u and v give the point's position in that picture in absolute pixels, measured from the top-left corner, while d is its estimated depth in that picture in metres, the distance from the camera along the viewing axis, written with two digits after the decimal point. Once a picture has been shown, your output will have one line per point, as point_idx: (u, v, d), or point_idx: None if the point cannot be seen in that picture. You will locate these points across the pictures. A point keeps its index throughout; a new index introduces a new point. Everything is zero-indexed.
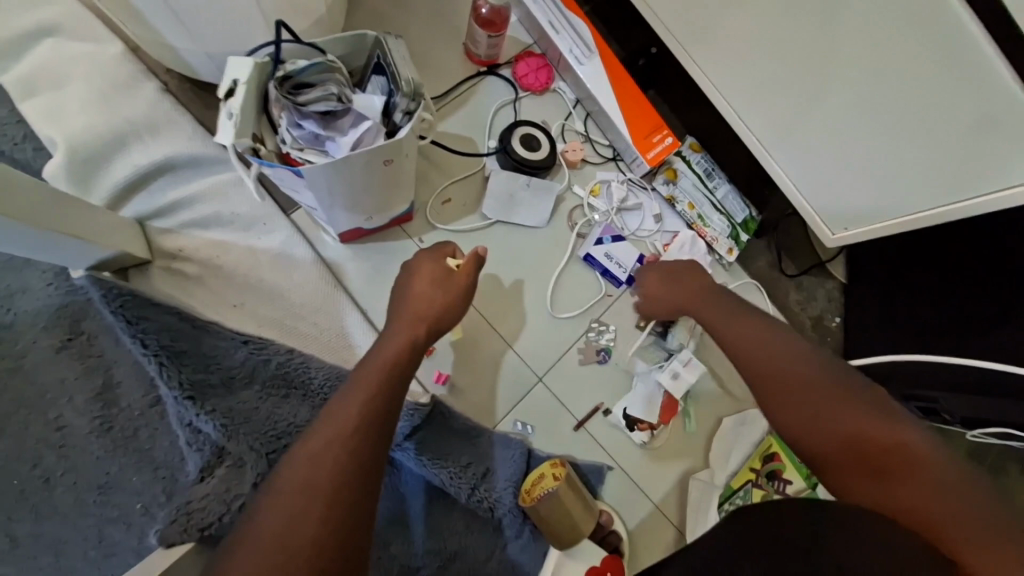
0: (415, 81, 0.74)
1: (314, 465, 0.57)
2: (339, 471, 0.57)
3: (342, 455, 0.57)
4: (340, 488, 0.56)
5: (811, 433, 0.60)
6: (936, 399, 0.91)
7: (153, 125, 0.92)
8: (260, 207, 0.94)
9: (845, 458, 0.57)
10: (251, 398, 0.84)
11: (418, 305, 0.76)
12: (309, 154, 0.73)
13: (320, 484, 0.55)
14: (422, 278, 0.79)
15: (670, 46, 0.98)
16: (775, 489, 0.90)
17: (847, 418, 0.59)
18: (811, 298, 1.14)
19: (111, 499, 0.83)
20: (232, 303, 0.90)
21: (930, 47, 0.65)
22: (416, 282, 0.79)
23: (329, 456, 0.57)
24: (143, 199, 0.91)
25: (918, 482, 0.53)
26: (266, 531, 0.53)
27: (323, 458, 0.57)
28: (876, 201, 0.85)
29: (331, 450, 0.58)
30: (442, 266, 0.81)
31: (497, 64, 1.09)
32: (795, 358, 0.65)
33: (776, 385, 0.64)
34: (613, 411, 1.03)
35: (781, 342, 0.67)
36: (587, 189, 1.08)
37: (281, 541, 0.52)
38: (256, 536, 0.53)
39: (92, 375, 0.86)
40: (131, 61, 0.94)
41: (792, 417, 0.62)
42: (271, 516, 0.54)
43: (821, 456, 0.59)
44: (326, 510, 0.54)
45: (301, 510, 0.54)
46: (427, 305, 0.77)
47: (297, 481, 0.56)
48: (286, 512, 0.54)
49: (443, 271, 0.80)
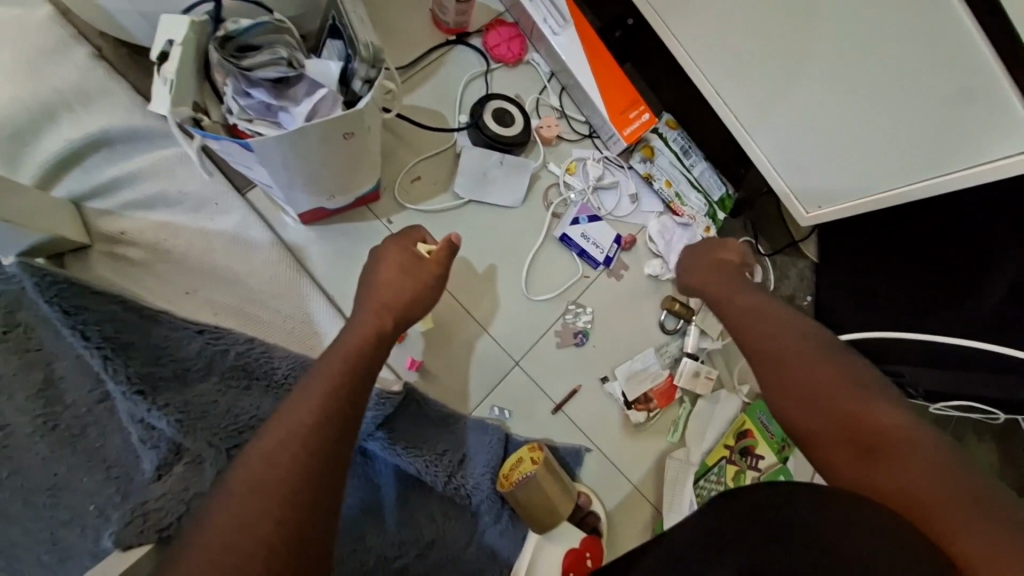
0: (373, 46, 0.68)
1: (269, 463, 0.53)
2: (298, 468, 0.54)
3: (300, 452, 0.54)
4: (298, 486, 0.53)
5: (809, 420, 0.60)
6: (902, 373, 0.93)
7: (86, 96, 0.83)
8: (210, 186, 0.87)
9: (840, 445, 0.57)
10: (208, 391, 0.79)
11: (386, 293, 0.73)
12: (259, 126, 0.67)
13: (276, 482, 0.52)
14: (389, 265, 0.76)
15: (647, 16, 0.94)
16: (749, 465, 0.98)
17: (849, 402, 0.58)
18: (784, 276, 1.15)
19: (62, 501, 0.76)
20: (185, 291, 0.84)
21: (907, 16, 0.63)
22: (383, 269, 0.76)
23: (286, 454, 0.54)
24: (78, 177, 0.83)
25: (902, 461, 0.52)
26: (215, 533, 0.49)
27: (279, 456, 0.54)
28: (851, 178, 0.85)
29: (289, 446, 0.54)
30: (409, 251, 0.77)
31: (467, 33, 1.03)
32: (798, 344, 0.65)
33: (780, 371, 0.64)
34: (612, 379, 1.03)
35: (784, 330, 0.68)
36: (563, 167, 1.04)
37: (231, 544, 0.49)
38: (203, 539, 0.49)
39: (31, 370, 0.79)
40: (59, 23, 0.84)
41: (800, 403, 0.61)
42: (221, 517, 0.50)
43: (818, 441, 0.59)
44: (282, 510, 0.51)
45: (255, 509, 0.51)
46: (394, 294, 0.73)
47: (250, 480, 0.52)
48: (238, 513, 0.50)
49: (411, 257, 0.77)
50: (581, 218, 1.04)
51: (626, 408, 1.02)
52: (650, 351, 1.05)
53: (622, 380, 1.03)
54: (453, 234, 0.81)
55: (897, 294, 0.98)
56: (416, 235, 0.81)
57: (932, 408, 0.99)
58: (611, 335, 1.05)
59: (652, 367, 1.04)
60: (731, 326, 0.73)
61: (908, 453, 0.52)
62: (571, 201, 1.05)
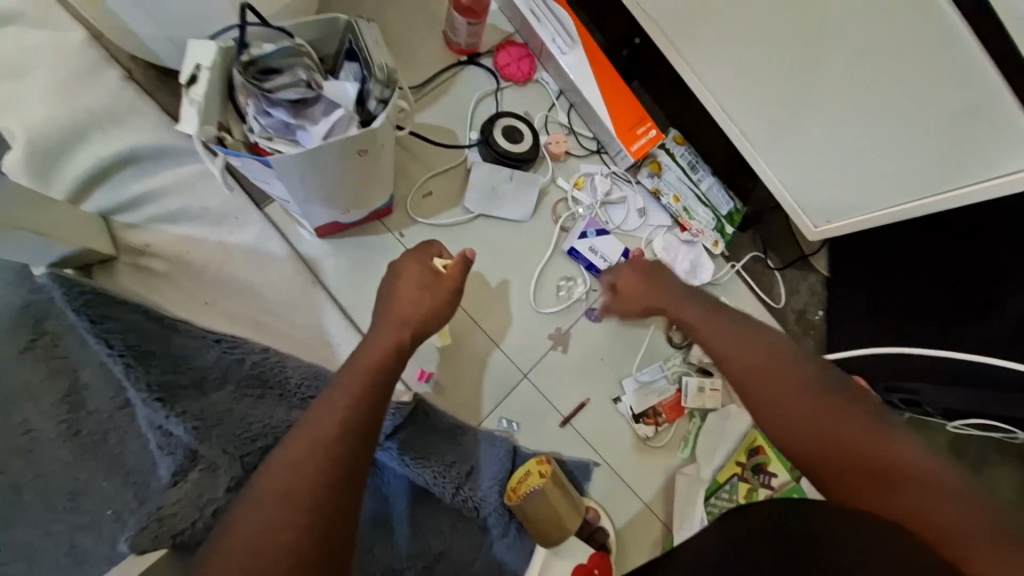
0: (388, 67, 0.71)
1: (294, 472, 0.55)
2: (322, 478, 0.55)
3: (325, 462, 0.56)
4: (322, 496, 0.54)
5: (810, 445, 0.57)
6: (918, 392, 0.93)
7: (117, 115, 0.88)
8: (230, 201, 0.90)
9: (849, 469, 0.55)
10: (224, 399, 0.80)
11: (405, 308, 0.74)
12: (278, 144, 0.70)
13: (301, 492, 0.54)
14: (408, 280, 0.77)
15: (653, 35, 0.96)
16: (761, 483, 0.94)
17: (837, 426, 0.57)
18: (794, 291, 1.14)
19: (82, 505, 0.79)
20: (205, 301, 0.87)
21: (909, 34, 0.64)
22: (402, 284, 0.77)
23: (310, 465, 0.56)
24: (107, 192, 0.87)
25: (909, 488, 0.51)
26: (243, 540, 0.51)
27: (304, 466, 0.55)
28: (860, 192, 0.85)
29: (313, 456, 0.56)
30: (427, 267, 0.79)
31: (478, 53, 1.07)
32: (787, 367, 0.62)
33: (756, 392, 0.62)
34: (623, 400, 1.03)
35: (770, 354, 0.64)
36: (571, 182, 1.06)
37: (258, 550, 0.51)
38: (232, 546, 0.51)
39: (57, 377, 0.82)
40: (94, 48, 0.89)
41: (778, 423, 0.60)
42: (250, 524, 0.52)
43: (807, 466, 0.58)
44: (306, 520, 0.53)
45: (280, 518, 0.52)
46: (413, 309, 0.74)
47: (277, 489, 0.54)
48: (264, 520, 0.52)
49: (429, 273, 0.78)
50: (588, 231, 1.05)
51: (636, 423, 1.02)
52: (656, 364, 1.05)
53: (631, 394, 1.02)
54: (467, 249, 0.84)
55: (909, 307, 0.97)
56: (434, 250, 0.82)
57: (949, 425, 0.98)
58: (620, 348, 1.05)
59: (659, 382, 1.04)
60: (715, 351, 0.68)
61: (908, 469, 0.52)
62: (579, 216, 1.06)
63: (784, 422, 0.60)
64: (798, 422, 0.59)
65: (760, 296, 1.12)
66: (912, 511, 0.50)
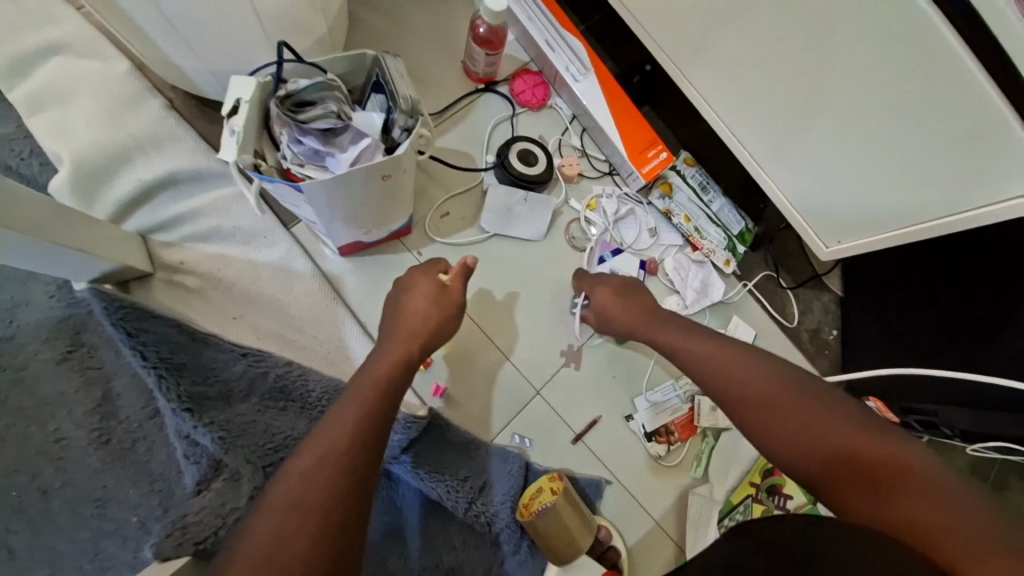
0: (412, 98, 0.76)
1: (305, 483, 0.58)
2: (332, 487, 0.58)
3: (335, 472, 0.59)
4: (333, 505, 0.57)
5: (800, 456, 0.61)
6: (933, 413, 0.93)
7: (157, 140, 0.93)
8: (260, 221, 0.95)
9: (838, 478, 0.58)
10: (248, 410, 0.84)
11: (412, 322, 0.78)
12: (309, 170, 0.75)
13: (312, 500, 0.57)
14: (417, 293, 0.81)
15: (662, 61, 1.00)
16: (775, 504, 0.95)
17: (826, 432, 0.60)
18: (807, 310, 1.15)
19: (108, 512, 0.82)
20: (233, 316, 0.91)
21: (914, 62, 0.66)
22: (411, 297, 0.81)
23: (321, 474, 0.58)
24: (146, 213, 0.92)
25: (898, 500, 0.54)
26: (257, 548, 0.54)
27: (315, 475, 0.58)
28: (871, 214, 0.86)
29: (324, 467, 0.59)
30: (434, 281, 0.82)
31: (495, 81, 1.11)
32: (772, 380, 0.66)
33: (748, 399, 0.66)
34: (634, 417, 1.04)
35: (757, 368, 0.68)
36: (584, 203, 1.09)
37: (272, 557, 0.54)
38: (248, 554, 0.54)
39: (91, 387, 0.86)
40: (137, 78, 0.95)
41: (766, 422, 0.64)
42: (264, 533, 0.55)
43: (802, 478, 0.61)
44: (317, 528, 0.55)
45: (293, 527, 0.55)
46: (420, 322, 0.78)
47: (290, 498, 0.57)
48: (278, 529, 0.55)
49: (436, 286, 0.82)
50: (606, 256, 1.09)
51: (648, 441, 1.03)
52: (668, 383, 1.06)
53: (643, 413, 1.03)
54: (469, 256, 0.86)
55: (925, 327, 0.97)
56: (440, 265, 0.85)
57: (969, 447, 0.94)
58: (632, 365, 1.06)
59: (671, 400, 1.05)
60: (699, 366, 0.72)
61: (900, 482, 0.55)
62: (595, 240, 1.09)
63: (776, 425, 0.63)
64: (788, 425, 0.62)
65: (773, 314, 1.13)
66: (906, 520, 0.52)
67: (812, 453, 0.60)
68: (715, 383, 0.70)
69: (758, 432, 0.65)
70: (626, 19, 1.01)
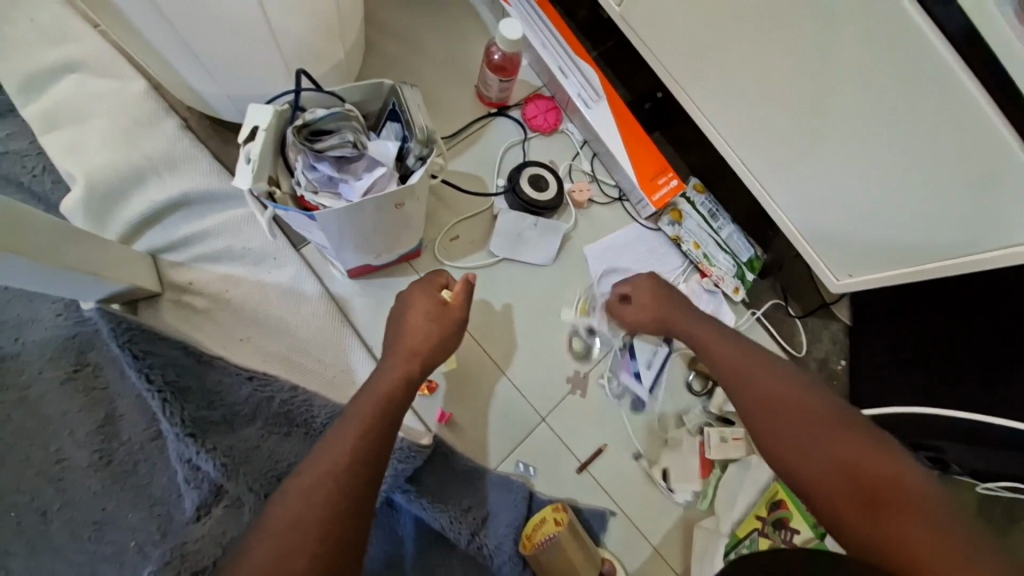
0: (428, 128, 0.76)
1: (306, 500, 0.58)
2: (332, 504, 0.58)
3: (335, 491, 0.59)
4: (333, 525, 0.57)
5: (812, 478, 0.60)
6: (942, 449, 0.91)
7: (170, 160, 0.94)
8: (271, 243, 0.94)
9: (849, 501, 0.58)
10: (251, 436, 0.83)
11: (413, 339, 0.77)
12: (323, 197, 0.75)
13: (312, 517, 0.57)
14: (417, 312, 0.79)
15: (664, 80, 0.98)
16: (782, 539, 0.90)
17: (842, 453, 0.60)
18: (815, 339, 1.13)
19: (106, 536, 0.81)
20: (239, 337, 0.90)
21: (932, 109, 0.65)
22: (411, 315, 0.79)
23: (321, 493, 0.58)
24: (158, 233, 0.92)
25: (904, 523, 0.54)
26: (256, 566, 0.54)
27: (315, 494, 0.58)
28: (884, 253, 0.84)
29: (324, 485, 0.59)
30: (435, 299, 0.81)
31: (507, 105, 1.12)
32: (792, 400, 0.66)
33: (770, 418, 0.65)
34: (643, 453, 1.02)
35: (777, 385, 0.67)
36: (575, 309, 1.06)
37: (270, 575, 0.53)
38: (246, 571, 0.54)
39: (95, 407, 0.85)
40: (153, 97, 0.96)
41: (775, 444, 0.64)
42: (263, 552, 0.55)
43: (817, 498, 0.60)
44: (317, 545, 0.56)
45: (294, 545, 0.55)
46: (420, 341, 0.77)
47: (291, 516, 0.57)
48: (278, 547, 0.55)
49: (436, 303, 0.80)
50: (632, 363, 1.05)
51: (645, 468, 1.02)
52: (671, 411, 1.05)
53: (642, 443, 1.03)
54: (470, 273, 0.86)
55: (929, 361, 0.97)
56: (440, 281, 0.83)
57: (979, 485, 0.88)
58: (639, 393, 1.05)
59: (677, 434, 1.04)
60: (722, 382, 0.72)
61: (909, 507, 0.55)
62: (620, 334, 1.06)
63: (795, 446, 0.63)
64: (792, 448, 0.63)
65: (781, 343, 1.12)
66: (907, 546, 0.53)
67: (824, 474, 0.60)
68: (738, 399, 0.69)
69: (763, 449, 0.66)
70: (630, 38, 0.98)
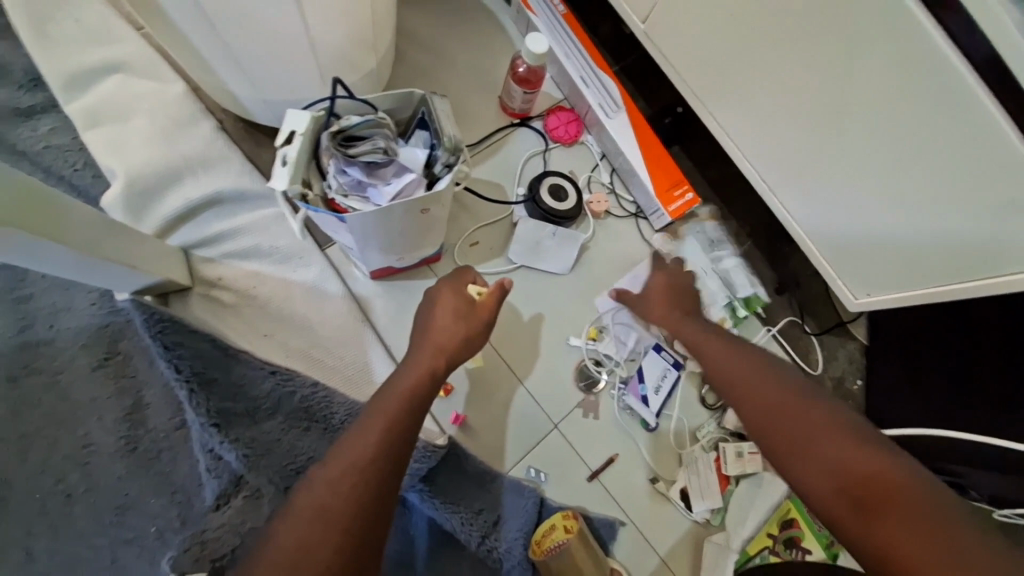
0: (456, 138, 0.80)
1: (331, 489, 0.59)
2: (356, 496, 0.59)
3: (358, 483, 0.60)
4: (354, 517, 0.58)
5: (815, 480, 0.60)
6: (960, 474, 0.89)
7: (206, 161, 0.98)
8: (298, 242, 0.98)
9: (848, 510, 0.57)
10: (273, 429, 0.85)
11: (441, 336, 0.78)
12: (352, 200, 0.78)
13: (337, 510, 0.58)
14: (445, 309, 0.82)
15: (686, 95, 0.99)
16: (793, 558, 0.88)
17: (854, 463, 0.59)
18: (831, 358, 1.13)
19: (127, 520, 0.83)
20: (264, 333, 0.93)
21: (954, 131, 0.65)
22: (439, 313, 0.81)
23: (345, 485, 0.60)
24: (191, 229, 0.96)
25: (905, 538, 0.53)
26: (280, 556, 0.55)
27: (339, 485, 0.60)
28: (905, 272, 0.83)
29: (348, 478, 0.60)
30: (464, 298, 0.83)
31: (530, 116, 1.15)
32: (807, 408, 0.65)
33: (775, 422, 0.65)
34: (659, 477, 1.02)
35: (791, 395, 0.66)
36: (584, 337, 1.05)
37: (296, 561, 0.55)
38: (271, 558, 0.56)
39: (123, 395, 0.88)
40: (192, 100, 1.00)
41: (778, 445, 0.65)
42: (290, 539, 0.57)
43: (822, 505, 0.59)
44: (339, 539, 0.57)
45: (319, 534, 0.57)
46: (446, 337, 0.79)
47: (315, 505, 0.58)
48: (302, 536, 0.57)
49: (465, 302, 0.83)
50: (639, 386, 1.04)
51: (652, 480, 1.02)
52: (683, 423, 1.05)
53: (647, 453, 1.03)
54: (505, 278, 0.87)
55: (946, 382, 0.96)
56: (468, 279, 0.86)
57: (996, 512, 0.86)
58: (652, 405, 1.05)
59: (689, 450, 1.03)
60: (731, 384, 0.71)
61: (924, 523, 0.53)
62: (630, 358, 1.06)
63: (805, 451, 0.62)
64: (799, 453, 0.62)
65: (796, 361, 1.12)
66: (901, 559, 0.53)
67: (832, 482, 0.59)
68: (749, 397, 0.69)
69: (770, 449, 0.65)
70: (653, 53, 1.00)
